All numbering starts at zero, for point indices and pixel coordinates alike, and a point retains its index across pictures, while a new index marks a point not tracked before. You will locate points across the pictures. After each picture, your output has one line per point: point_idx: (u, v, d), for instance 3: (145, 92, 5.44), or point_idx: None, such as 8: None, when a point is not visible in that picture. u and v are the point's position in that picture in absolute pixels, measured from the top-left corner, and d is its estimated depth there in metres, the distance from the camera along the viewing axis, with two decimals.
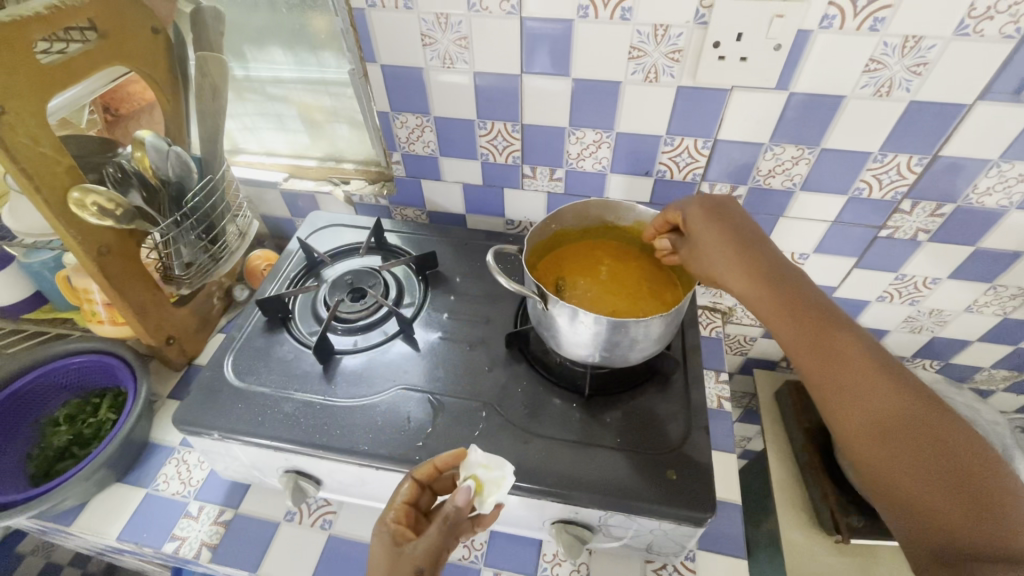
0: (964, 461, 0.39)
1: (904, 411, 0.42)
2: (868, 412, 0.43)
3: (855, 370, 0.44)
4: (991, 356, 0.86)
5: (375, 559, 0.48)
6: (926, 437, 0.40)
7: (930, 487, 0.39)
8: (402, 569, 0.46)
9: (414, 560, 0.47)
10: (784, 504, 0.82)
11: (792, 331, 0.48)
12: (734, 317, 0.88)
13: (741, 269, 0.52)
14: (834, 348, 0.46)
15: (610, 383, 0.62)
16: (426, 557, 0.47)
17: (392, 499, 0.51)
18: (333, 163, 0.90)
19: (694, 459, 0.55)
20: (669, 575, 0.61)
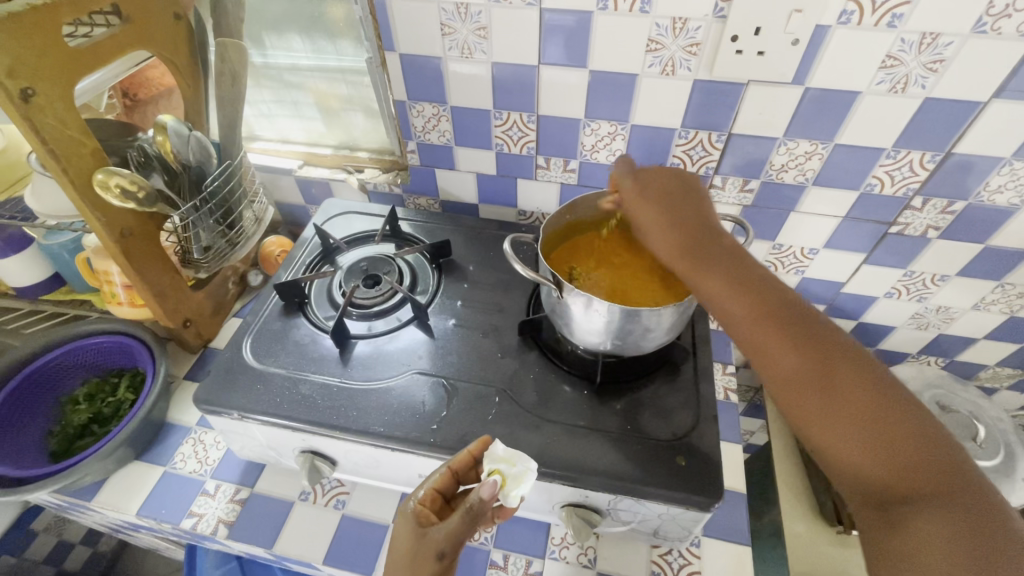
0: (878, 404, 0.41)
1: (824, 365, 0.44)
2: (800, 376, 0.44)
3: (788, 335, 0.46)
4: (996, 354, 0.87)
5: (398, 539, 0.49)
6: (854, 393, 0.42)
7: (860, 443, 0.41)
8: (425, 550, 0.47)
9: (436, 543, 0.47)
10: (787, 495, 0.83)
11: (727, 300, 0.50)
12: None
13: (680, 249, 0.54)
14: (765, 314, 0.47)
15: (622, 371, 0.63)
16: (449, 541, 0.47)
17: (421, 484, 0.52)
18: (348, 151, 0.91)
19: (703, 446, 0.56)
20: (674, 559, 0.63)
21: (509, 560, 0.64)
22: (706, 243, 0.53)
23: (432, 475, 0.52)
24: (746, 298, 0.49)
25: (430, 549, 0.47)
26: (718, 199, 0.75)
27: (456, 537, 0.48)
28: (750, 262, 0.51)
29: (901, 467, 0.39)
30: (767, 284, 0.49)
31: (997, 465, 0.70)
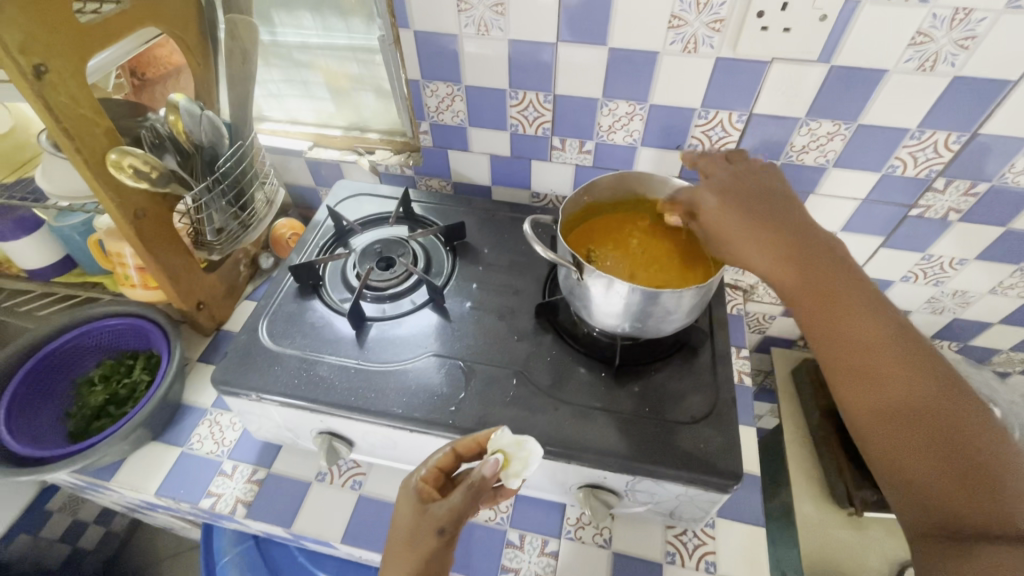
0: (965, 442, 0.38)
1: (913, 391, 0.41)
2: (882, 388, 0.42)
3: (873, 345, 0.44)
4: (1010, 339, 0.86)
5: (398, 516, 0.48)
6: (936, 415, 0.40)
7: (932, 467, 0.39)
8: (425, 526, 0.46)
9: (438, 519, 0.46)
10: (798, 477, 0.83)
11: (807, 299, 0.47)
12: (755, 295, 0.88)
13: (761, 237, 0.50)
14: (848, 319, 0.45)
15: (639, 354, 0.63)
16: (450, 517, 0.46)
17: (422, 462, 0.51)
18: (358, 132, 0.90)
19: (721, 430, 0.56)
20: (689, 539, 0.63)
21: (525, 540, 0.64)
22: (792, 237, 0.50)
23: (433, 454, 0.51)
24: (830, 302, 0.46)
25: (432, 526, 0.46)
26: None
27: (458, 514, 0.46)
28: (840, 266, 0.48)
29: (973, 496, 0.37)
30: (857, 291, 0.46)
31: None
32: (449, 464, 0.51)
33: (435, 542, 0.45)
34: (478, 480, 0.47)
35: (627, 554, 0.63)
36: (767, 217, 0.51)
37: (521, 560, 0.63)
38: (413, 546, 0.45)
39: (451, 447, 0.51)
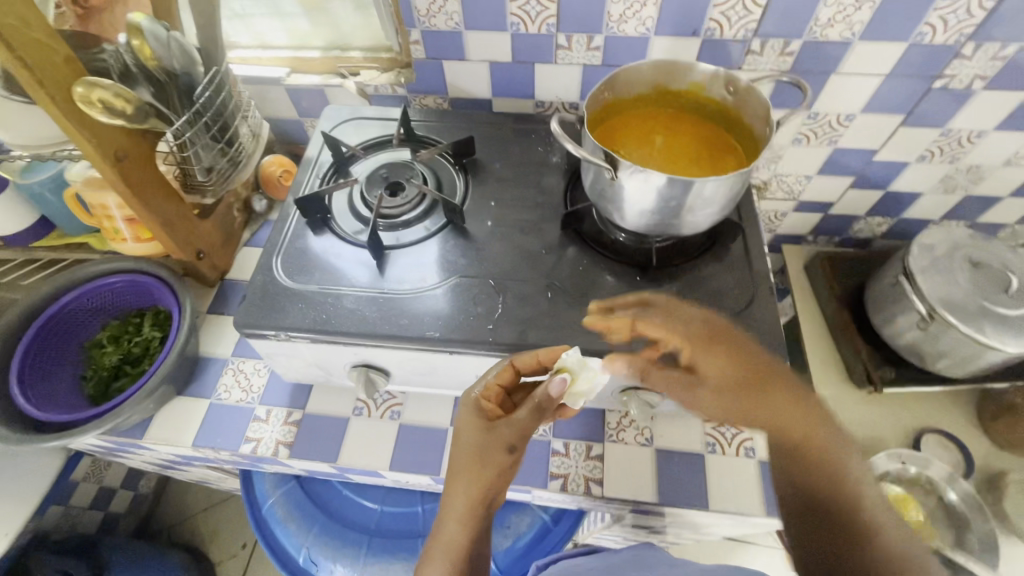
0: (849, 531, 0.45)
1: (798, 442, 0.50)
2: (837, 532, 0.46)
3: (807, 428, 0.50)
4: (1020, 211, 0.87)
5: (463, 427, 0.51)
6: (837, 514, 0.46)
7: (818, 527, 0.47)
8: (494, 444, 0.50)
9: (506, 436, 0.50)
10: (817, 364, 0.86)
11: (727, 392, 0.52)
12: (769, 192, 0.89)
13: (675, 330, 0.53)
14: (764, 400, 0.51)
15: (671, 255, 0.62)
16: (518, 436, 0.50)
17: (482, 380, 0.53)
18: (339, 52, 0.82)
19: (762, 319, 0.56)
20: (727, 428, 0.66)
21: (570, 448, 0.65)
22: (719, 332, 0.53)
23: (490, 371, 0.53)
24: (753, 387, 0.51)
25: (500, 442, 0.50)
26: (755, 67, 0.70)
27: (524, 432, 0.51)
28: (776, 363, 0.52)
29: None
30: (826, 446, 0.49)
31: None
32: (508, 379, 0.53)
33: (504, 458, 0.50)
34: (543, 398, 0.50)
35: (669, 448, 0.65)
36: (732, 399, 0.52)
37: (568, 465, 0.64)
38: (482, 464, 0.49)
39: (509, 362, 0.52)
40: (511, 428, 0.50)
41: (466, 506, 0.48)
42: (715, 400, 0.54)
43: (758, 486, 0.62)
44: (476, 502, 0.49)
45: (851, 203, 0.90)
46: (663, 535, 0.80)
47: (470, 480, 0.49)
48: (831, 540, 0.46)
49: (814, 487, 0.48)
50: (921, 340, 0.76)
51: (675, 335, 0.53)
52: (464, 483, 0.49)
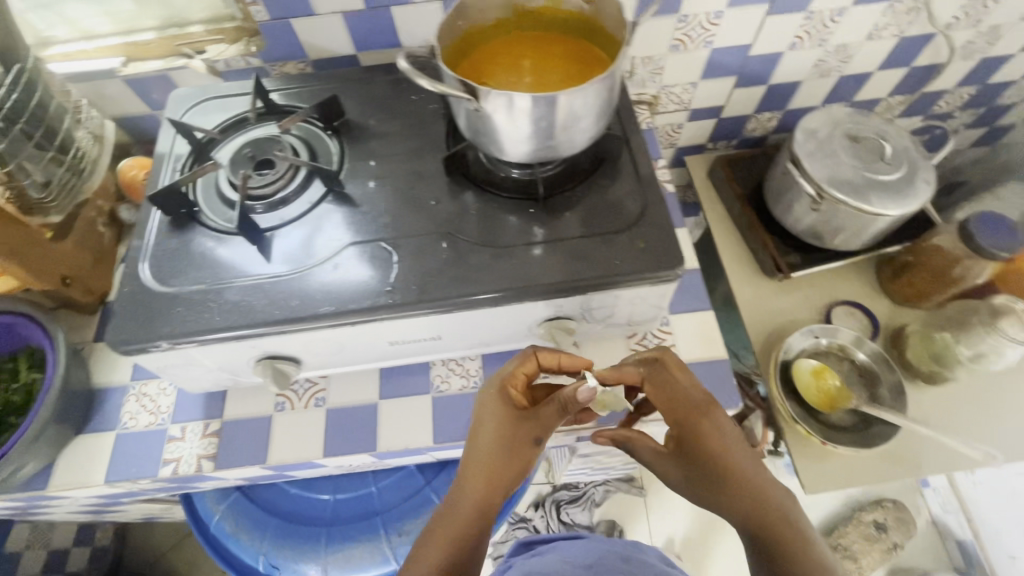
0: None
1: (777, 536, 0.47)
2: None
3: (787, 524, 0.48)
4: (889, 83, 0.92)
5: (487, 417, 0.53)
6: None
7: None
8: (522, 438, 0.51)
9: (532, 430, 0.52)
10: (732, 264, 0.89)
11: (706, 471, 0.51)
12: (660, 106, 0.90)
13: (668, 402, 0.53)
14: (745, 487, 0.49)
15: (562, 180, 0.61)
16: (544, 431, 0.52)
17: (509, 367, 0.55)
18: (177, 30, 0.74)
19: (656, 225, 0.56)
20: (649, 340, 0.67)
21: None
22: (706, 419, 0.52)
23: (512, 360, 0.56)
24: (731, 473, 0.50)
25: (524, 435, 0.51)
26: None
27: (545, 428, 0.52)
28: (756, 458, 0.50)
29: None
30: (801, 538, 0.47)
31: (901, 176, 0.74)
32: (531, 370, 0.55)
33: (527, 452, 0.51)
34: (570, 398, 0.51)
35: None
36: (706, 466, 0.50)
37: None
38: (505, 457, 0.51)
39: (532, 352, 0.55)
40: (539, 422, 0.52)
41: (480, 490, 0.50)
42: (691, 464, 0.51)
43: None
44: (491, 489, 0.50)
45: (741, 103, 0.92)
46: (616, 455, 0.83)
47: (489, 473, 0.50)
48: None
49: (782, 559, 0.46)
50: (817, 221, 0.80)
51: (680, 398, 0.53)
52: (479, 472, 0.50)
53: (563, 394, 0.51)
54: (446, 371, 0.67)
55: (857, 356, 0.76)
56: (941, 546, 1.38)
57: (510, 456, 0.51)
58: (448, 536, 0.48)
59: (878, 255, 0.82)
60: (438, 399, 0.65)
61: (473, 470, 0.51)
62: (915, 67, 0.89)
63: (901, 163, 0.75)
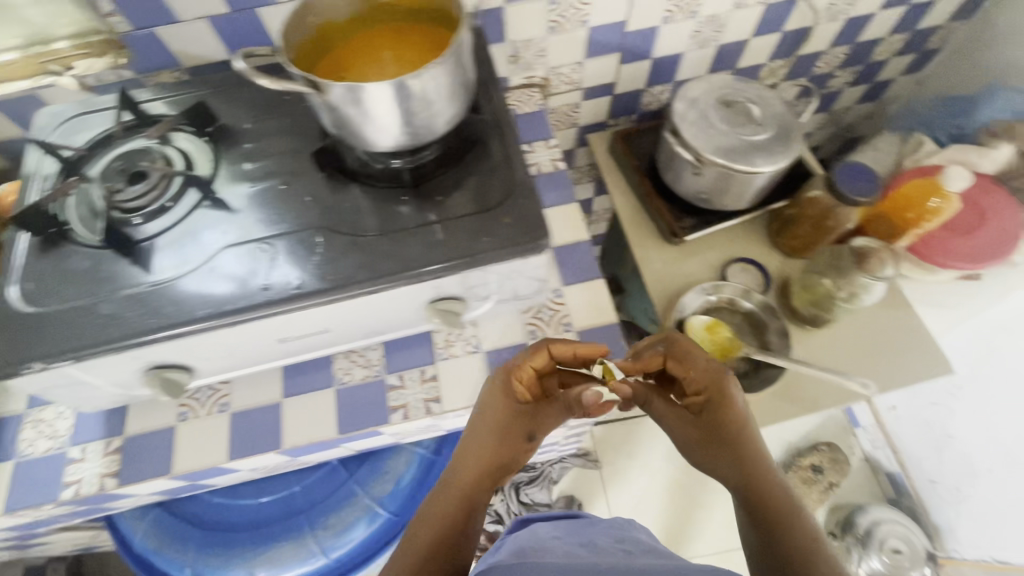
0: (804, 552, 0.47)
1: (767, 484, 0.54)
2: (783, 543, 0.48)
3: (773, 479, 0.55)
4: (766, 50, 0.97)
5: (497, 404, 0.62)
6: (794, 539, 0.48)
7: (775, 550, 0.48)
8: (516, 429, 0.63)
9: (525, 427, 0.64)
10: (635, 233, 0.93)
11: (711, 429, 0.60)
12: (552, 88, 0.92)
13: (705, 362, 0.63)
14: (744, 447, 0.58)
15: (434, 166, 0.63)
16: (538, 431, 0.65)
17: (518, 359, 0.63)
18: (42, 48, 0.72)
19: (522, 203, 0.59)
20: (543, 313, 0.70)
21: (406, 378, 0.67)
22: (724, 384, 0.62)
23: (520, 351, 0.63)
24: (734, 435, 0.59)
25: (522, 427, 0.63)
26: None
27: (545, 422, 0.66)
28: (758, 428, 0.59)
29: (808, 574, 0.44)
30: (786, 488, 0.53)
31: (771, 135, 0.79)
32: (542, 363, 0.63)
33: (522, 442, 0.63)
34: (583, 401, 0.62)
35: (496, 348, 0.68)
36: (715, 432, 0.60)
37: (406, 395, 0.66)
38: (503, 437, 0.62)
39: (545, 346, 0.62)
40: (530, 420, 0.65)
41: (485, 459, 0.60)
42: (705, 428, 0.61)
43: None
44: (491, 463, 0.60)
45: (630, 79, 0.95)
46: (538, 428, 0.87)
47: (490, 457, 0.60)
48: (782, 542, 0.48)
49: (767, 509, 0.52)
50: (702, 185, 0.84)
51: (694, 375, 0.64)
52: (485, 447, 0.61)
53: (585, 397, 0.62)
54: (348, 363, 0.68)
55: (747, 308, 0.81)
56: (875, 482, 1.47)
57: (506, 442, 0.62)
58: (443, 508, 0.55)
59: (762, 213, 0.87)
60: (341, 391, 0.66)
61: (475, 453, 0.60)
62: (786, 32, 0.94)
63: (770, 124, 0.80)
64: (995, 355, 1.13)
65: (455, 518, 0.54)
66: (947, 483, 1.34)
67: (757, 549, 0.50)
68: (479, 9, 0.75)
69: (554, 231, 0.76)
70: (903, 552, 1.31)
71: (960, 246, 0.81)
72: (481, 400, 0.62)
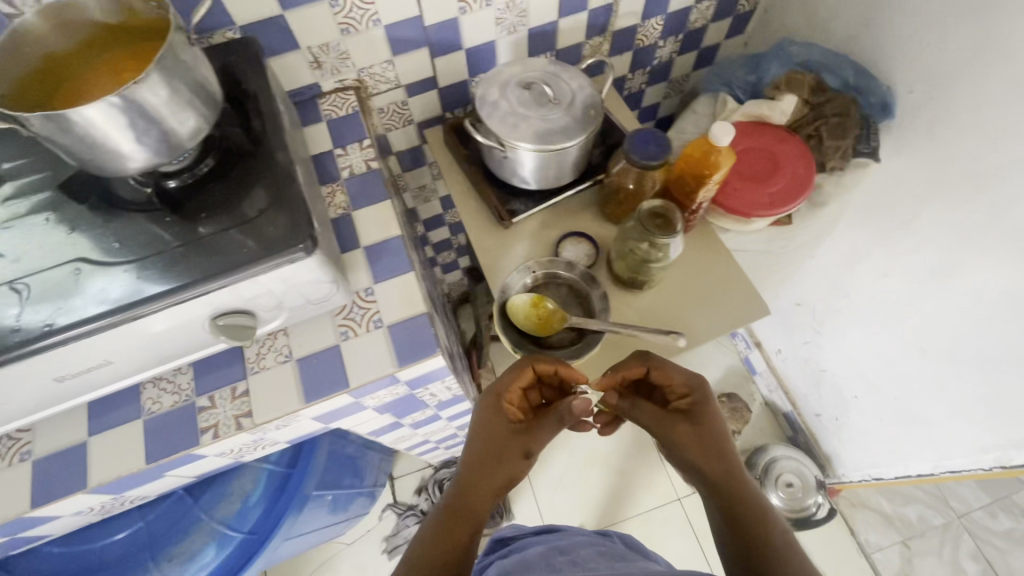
0: (768, 539, 0.56)
1: (733, 478, 0.64)
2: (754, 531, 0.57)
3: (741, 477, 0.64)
4: (578, 29, 1.00)
5: (496, 425, 0.75)
6: (759, 529, 0.57)
7: (738, 538, 0.57)
8: (513, 446, 0.74)
9: (519, 445, 0.74)
10: (472, 220, 0.94)
11: (685, 431, 0.70)
12: (369, 88, 0.93)
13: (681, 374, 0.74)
14: (715, 446, 0.67)
15: (200, 183, 0.62)
16: (533, 444, 0.75)
17: (510, 383, 0.78)
18: None
19: (286, 211, 0.60)
20: (354, 311, 0.71)
21: (216, 399, 0.67)
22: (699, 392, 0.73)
23: (503, 372, 0.79)
24: (707, 436, 0.68)
25: (518, 443, 0.74)
26: None
27: (538, 436, 0.76)
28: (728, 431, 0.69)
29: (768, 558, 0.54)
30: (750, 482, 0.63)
31: (563, 114, 0.84)
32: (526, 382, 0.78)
33: (518, 458, 0.73)
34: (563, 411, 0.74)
35: (307, 354, 0.69)
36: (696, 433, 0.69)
37: (216, 415, 0.66)
38: (501, 455, 0.72)
39: (530, 364, 0.76)
40: (530, 438, 0.75)
41: (484, 474, 0.70)
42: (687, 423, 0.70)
43: (387, 347, 0.69)
44: (489, 477, 0.70)
45: (449, 72, 0.97)
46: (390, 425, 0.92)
47: (493, 473, 0.71)
48: (752, 529, 0.57)
49: (737, 502, 0.61)
50: (517, 168, 0.87)
51: (677, 383, 0.74)
52: (482, 461, 0.71)
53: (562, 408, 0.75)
54: (156, 391, 0.67)
55: (569, 279, 0.86)
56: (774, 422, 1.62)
57: (504, 459, 0.72)
58: (453, 525, 0.64)
59: (578, 187, 0.92)
60: (150, 420, 0.66)
61: (479, 471, 0.70)
62: (591, 9, 0.97)
63: (567, 104, 0.85)
64: (843, 290, 1.17)
65: (461, 535, 0.63)
66: (828, 415, 1.41)
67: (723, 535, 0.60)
68: (257, 18, 0.75)
69: (367, 231, 0.77)
70: (795, 486, 1.42)
71: (762, 195, 0.87)
72: (482, 421, 0.76)
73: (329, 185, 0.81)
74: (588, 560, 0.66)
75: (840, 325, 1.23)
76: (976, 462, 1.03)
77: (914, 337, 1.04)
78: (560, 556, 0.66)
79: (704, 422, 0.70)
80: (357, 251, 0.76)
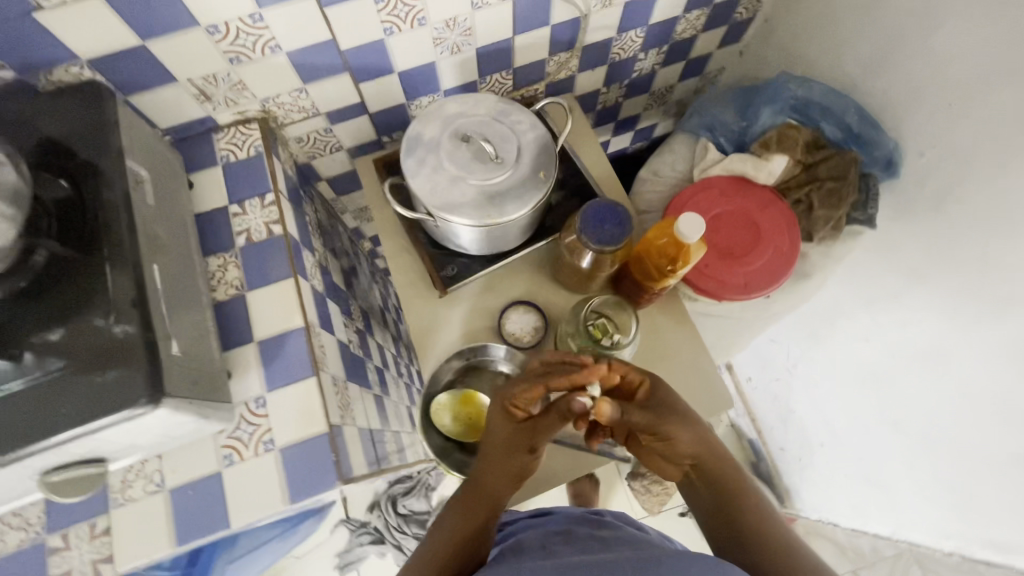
0: (759, 524, 0.56)
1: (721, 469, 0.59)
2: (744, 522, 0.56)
3: (727, 466, 0.59)
4: (540, 44, 0.83)
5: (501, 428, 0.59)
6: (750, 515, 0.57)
7: (742, 519, 0.56)
8: (518, 446, 0.58)
9: (524, 442, 0.58)
10: (405, 281, 0.81)
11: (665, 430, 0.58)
12: (280, 117, 0.76)
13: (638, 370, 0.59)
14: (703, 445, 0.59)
15: (17, 299, 0.48)
16: (539, 440, 0.58)
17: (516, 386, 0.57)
18: None
19: (118, 350, 0.46)
20: (242, 429, 0.60)
21: (72, 538, 0.57)
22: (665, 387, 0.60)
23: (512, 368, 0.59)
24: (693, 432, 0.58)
25: (523, 444, 0.58)
26: None
27: (544, 431, 0.58)
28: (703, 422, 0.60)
29: (771, 552, 0.53)
30: (732, 470, 0.59)
31: (508, 173, 0.69)
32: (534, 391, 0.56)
33: (524, 454, 0.58)
34: (569, 411, 0.56)
35: (183, 483, 0.58)
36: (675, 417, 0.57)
37: (71, 559, 0.56)
38: (508, 453, 0.58)
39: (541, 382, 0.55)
40: (537, 433, 0.58)
41: (485, 483, 0.60)
42: (646, 417, 0.56)
43: (278, 478, 0.58)
44: (494, 487, 0.59)
45: (380, 97, 0.80)
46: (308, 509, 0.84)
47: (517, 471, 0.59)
48: (745, 526, 0.56)
49: (722, 494, 0.58)
50: (448, 235, 0.74)
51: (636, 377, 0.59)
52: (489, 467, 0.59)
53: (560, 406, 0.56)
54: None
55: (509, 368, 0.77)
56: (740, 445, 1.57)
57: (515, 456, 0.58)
58: (467, 508, 0.59)
59: (527, 250, 0.80)
60: None
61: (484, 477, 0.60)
62: (556, 25, 0.80)
63: (513, 162, 0.69)
64: (821, 340, 1.08)
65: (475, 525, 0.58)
66: (793, 452, 1.35)
67: (726, 515, 0.57)
68: (108, 50, 0.58)
69: (264, 320, 0.64)
70: None
71: (737, 274, 0.75)
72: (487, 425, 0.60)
73: (220, 254, 0.67)
74: (580, 535, 0.59)
75: (813, 373, 1.15)
76: (930, 540, 0.98)
77: (889, 410, 0.96)
78: (555, 543, 0.56)
79: (671, 413, 0.57)
80: (249, 347, 0.63)
